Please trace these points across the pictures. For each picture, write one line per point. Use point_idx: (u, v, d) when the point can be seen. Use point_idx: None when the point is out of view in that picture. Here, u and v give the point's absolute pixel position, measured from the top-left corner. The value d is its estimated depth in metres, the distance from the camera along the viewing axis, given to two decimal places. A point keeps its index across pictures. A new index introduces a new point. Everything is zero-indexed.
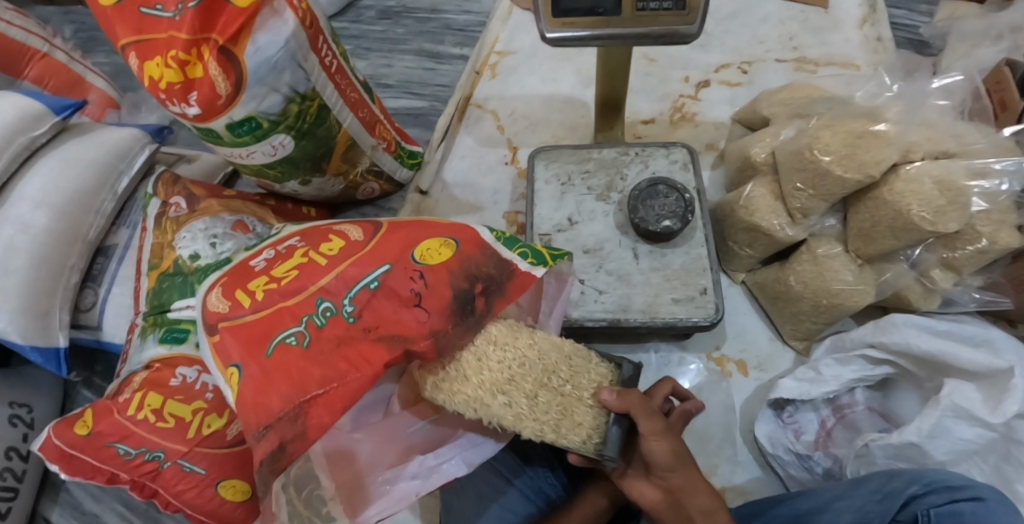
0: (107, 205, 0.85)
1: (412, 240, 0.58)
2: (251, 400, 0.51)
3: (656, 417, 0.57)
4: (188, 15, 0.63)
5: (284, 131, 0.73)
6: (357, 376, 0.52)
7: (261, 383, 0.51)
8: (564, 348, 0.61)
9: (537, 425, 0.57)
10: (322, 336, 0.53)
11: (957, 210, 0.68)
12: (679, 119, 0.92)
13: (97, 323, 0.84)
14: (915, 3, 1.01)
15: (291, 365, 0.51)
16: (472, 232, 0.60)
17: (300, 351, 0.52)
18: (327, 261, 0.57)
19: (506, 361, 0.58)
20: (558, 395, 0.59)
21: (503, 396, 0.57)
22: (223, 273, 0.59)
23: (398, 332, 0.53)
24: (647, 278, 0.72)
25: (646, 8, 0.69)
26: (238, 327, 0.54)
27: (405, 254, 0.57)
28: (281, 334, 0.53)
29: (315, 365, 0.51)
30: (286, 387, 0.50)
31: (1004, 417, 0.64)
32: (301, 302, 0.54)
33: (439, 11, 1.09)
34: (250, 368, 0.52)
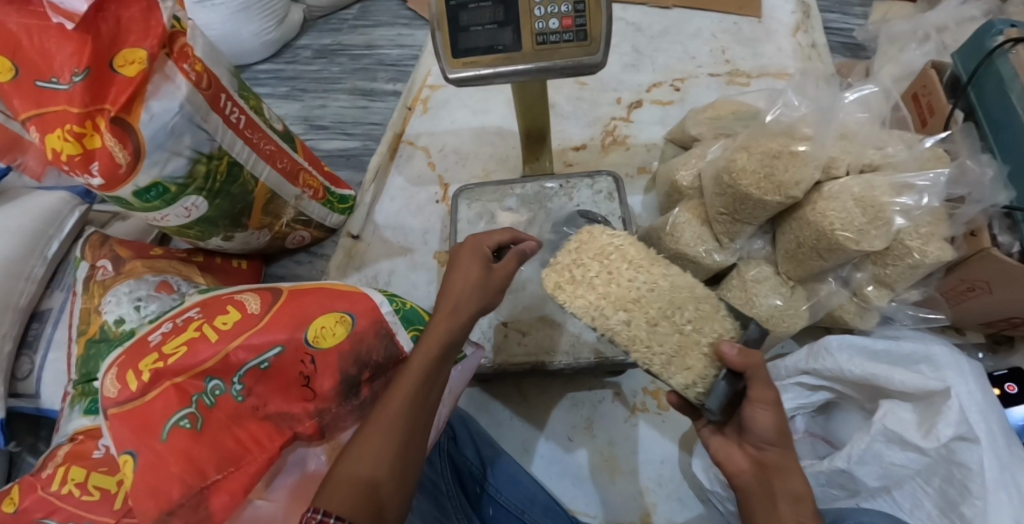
0: (38, 270, 0.83)
1: (301, 316, 0.59)
2: (145, 485, 0.53)
3: (772, 387, 0.51)
4: (78, 88, 0.61)
5: (195, 193, 0.73)
6: (251, 456, 0.56)
7: (156, 469, 0.53)
8: (698, 292, 0.58)
9: (647, 354, 0.55)
10: (212, 420, 0.55)
11: (879, 227, 0.65)
12: (610, 143, 0.91)
13: (35, 391, 0.81)
14: (848, 6, 1.01)
15: (184, 450, 0.53)
16: (370, 305, 0.62)
17: (191, 434, 0.54)
18: (218, 337, 0.57)
19: (637, 282, 0.57)
20: (677, 330, 0.55)
21: (623, 313, 0.55)
22: (121, 350, 0.58)
23: (288, 411, 0.58)
24: (569, 316, 0.72)
25: (545, 42, 0.67)
26: (130, 408, 0.55)
27: (293, 334, 0.58)
28: (172, 417, 0.54)
29: (208, 449, 0.54)
30: (183, 475, 0.53)
31: (936, 441, 0.62)
32: (191, 386, 0.55)
33: (373, 47, 1.08)
34: (144, 453, 0.53)
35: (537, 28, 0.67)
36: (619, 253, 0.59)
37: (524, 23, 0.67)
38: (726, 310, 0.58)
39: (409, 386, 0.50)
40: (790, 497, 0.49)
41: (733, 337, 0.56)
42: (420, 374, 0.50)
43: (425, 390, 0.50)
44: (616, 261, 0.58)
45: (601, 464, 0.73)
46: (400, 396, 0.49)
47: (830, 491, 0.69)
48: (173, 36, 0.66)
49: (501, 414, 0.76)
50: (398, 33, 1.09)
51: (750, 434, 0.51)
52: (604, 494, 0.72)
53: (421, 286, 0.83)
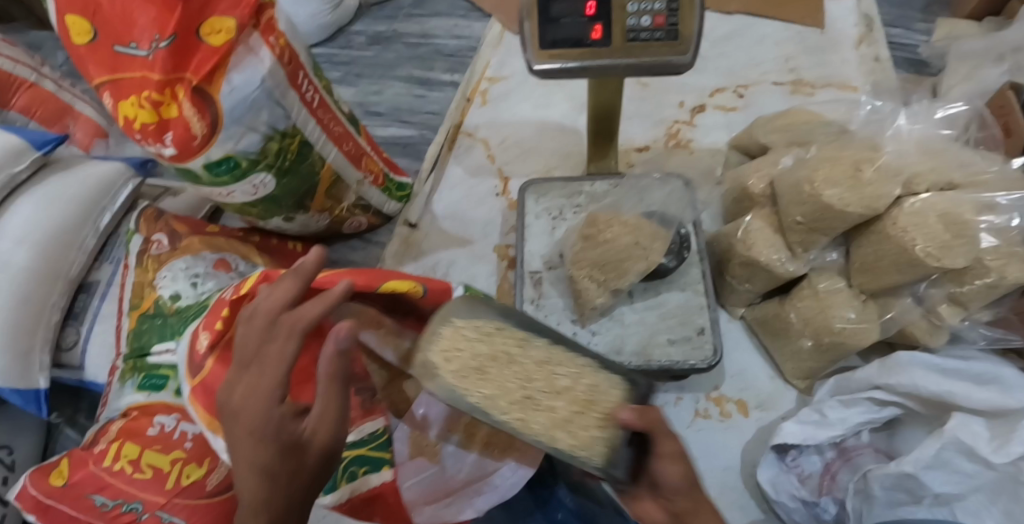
0: (89, 241, 0.82)
1: (379, 276, 0.56)
2: (207, 403, 0.54)
3: (680, 441, 0.48)
4: (160, 55, 0.60)
5: (265, 170, 0.71)
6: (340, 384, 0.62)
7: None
8: (585, 228, 0.71)
9: (610, 277, 0.68)
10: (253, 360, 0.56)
11: (965, 244, 0.65)
12: (674, 145, 0.90)
13: (80, 363, 0.80)
14: (912, 21, 0.98)
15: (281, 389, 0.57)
16: (443, 285, 0.60)
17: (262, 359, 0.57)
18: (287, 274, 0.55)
19: (577, 253, 0.71)
20: (607, 248, 0.69)
21: (588, 278, 0.69)
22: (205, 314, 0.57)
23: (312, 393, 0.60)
24: (640, 318, 0.71)
25: (636, 40, 0.67)
26: (219, 349, 0.54)
27: (371, 286, 0.55)
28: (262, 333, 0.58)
29: None
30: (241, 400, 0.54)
31: (1008, 458, 0.62)
32: None
33: (429, 36, 1.06)
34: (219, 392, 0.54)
35: (629, 24, 0.67)
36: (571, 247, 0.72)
37: (616, 20, 0.67)
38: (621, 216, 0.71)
39: (284, 349, 0.47)
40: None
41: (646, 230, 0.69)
42: (272, 378, 0.46)
43: (265, 387, 0.46)
44: (513, 338, 0.51)
45: None
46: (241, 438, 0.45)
47: (895, 496, 0.64)
48: (261, 8, 0.64)
49: None
50: (454, 24, 1.07)
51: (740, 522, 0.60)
52: None
53: (480, 278, 0.81)
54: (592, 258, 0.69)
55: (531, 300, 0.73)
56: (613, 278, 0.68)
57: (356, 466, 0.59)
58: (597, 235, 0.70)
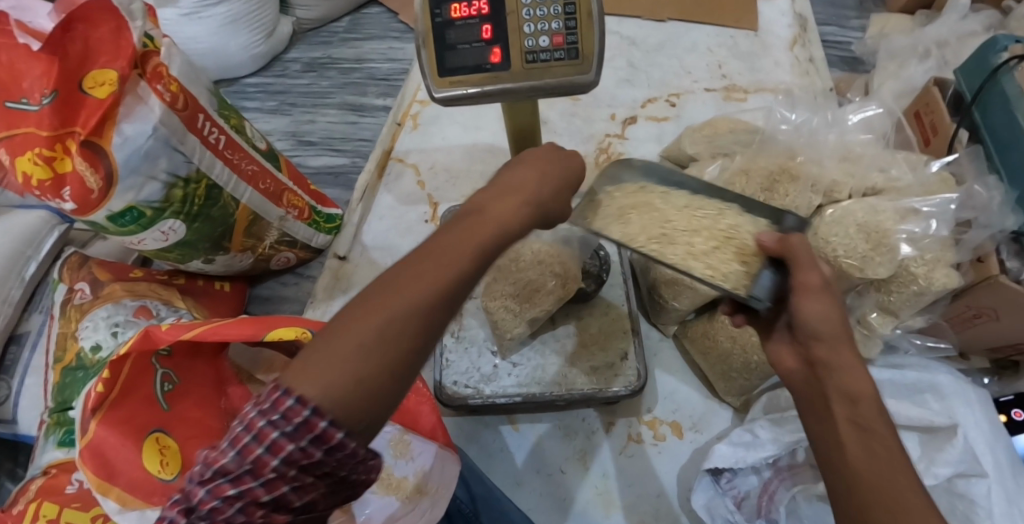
0: (15, 293, 0.81)
1: (267, 324, 0.56)
2: (96, 465, 0.52)
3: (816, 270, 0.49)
4: (45, 111, 0.58)
5: (172, 217, 0.70)
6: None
7: (143, 463, 0.53)
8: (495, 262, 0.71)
9: (525, 302, 0.67)
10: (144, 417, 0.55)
11: (884, 254, 0.63)
12: (605, 160, 0.88)
13: (12, 416, 0.80)
14: (846, 19, 0.96)
15: (173, 446, 0.56)
16: None
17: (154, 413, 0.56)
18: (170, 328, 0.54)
19: (490, 286, 0.69)
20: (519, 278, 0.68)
21: (503, 307, 0.67)
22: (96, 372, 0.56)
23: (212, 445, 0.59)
24: (561, 345, 0.69)
25: (536, 61, 0.65)
26: (104, 409, 0.52)
27: (257, 335, 0.55)
28: (154, 386, 0.56)
29: (128, 466, 0.52)
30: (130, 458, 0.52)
31: (936, 479, 0.60)
32: (154, 382, 0.56)
33: (362, 61, 1.05)
34: (108, 454, 0.52)
35: (526, 46, 0.65)
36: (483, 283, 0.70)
37: (513, 42, 0.65)
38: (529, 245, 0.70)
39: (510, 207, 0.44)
40: (841, 397, 0.46)
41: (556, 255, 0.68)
42: (476, 236, 0.42)
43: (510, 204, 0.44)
44: (655, 193, 0.58)
45: (597, 496, 0.70)
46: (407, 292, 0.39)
47: None
48: (147, 56, 0.63)
49: (491, 443, 0.73)
50: (387, 46, 1.06)
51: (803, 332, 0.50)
52: None
53: None
54: (505, 288, 0.68)
55: (451, 331, 0.71)
56: (527, 306, 0.66)
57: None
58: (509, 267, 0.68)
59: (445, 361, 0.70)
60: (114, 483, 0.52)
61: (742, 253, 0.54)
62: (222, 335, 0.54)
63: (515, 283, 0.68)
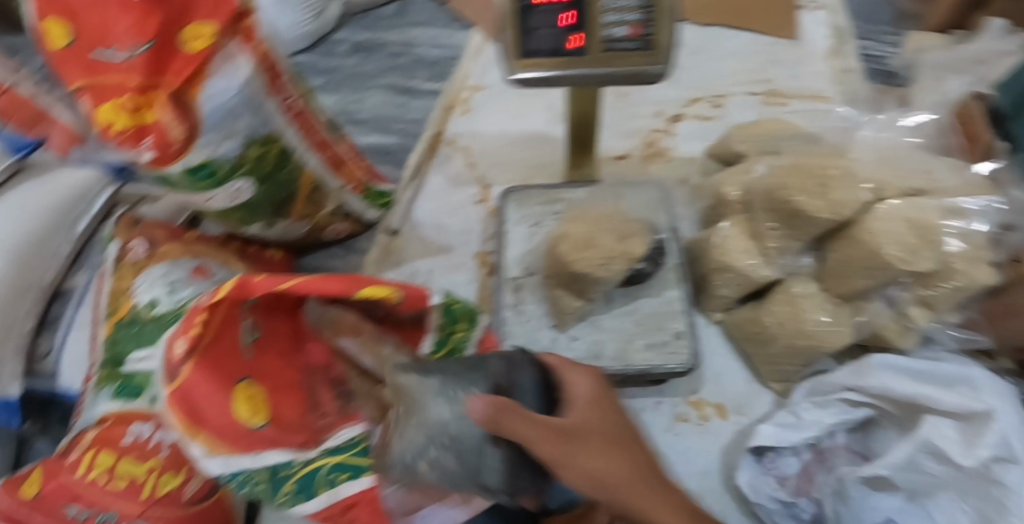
0: (64, 248, 0.82)
1: (356, 282, 0.59)
2: (186, 409, 0.53)
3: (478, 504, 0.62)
4: (139, 60, 0.60)
5: (244, 176, 0.71)
6: (315, 392, 0.64)
7: (233, 410, 0.54)
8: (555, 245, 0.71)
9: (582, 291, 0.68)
10: (230, 363, 0.56)
11: (931, 248, 0.66)
12: (652, 154, 0.91)
13: (54, 371, 0.79)
14: (881, 35, 1.02)
15: (260, 396, 0.57)
16: (418, 291, 0.62)
17: (241, 362, 0.57)
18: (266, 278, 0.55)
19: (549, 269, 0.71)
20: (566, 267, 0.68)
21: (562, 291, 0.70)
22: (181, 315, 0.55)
23: (288, 398, 0.61)
24: (619, 323, 0.72)
25: (612, 49, 0.68)
26: (198, 354, 0.53)
27: (349, 291, 0.57)
28: (242, 336, 0.58)
29: (218, 410, 0.53)
30: (221, 402, 0.54)
31: (976, 460, 0.63)
32: (242, 331, 0.57)
33: (411, 45, 1.07)
34: (199, 398, 0.53)
35: (604, 34, 0.68)
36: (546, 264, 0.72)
37: (593, 30, 0.68)
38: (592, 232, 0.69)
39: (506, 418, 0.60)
40: None
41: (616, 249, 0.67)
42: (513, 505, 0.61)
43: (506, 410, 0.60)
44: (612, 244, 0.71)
45: None
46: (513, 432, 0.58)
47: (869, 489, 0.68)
48: (241, 15, 0.64)
49: None
50: (436, 33, 1.08)
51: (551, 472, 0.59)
52: None
53: (460, 285, 0.82)
54: (560, 270, 0.69)
55: (511, 305, 0.74)
56: (587, 292, 0.69)
57: (337, 471, 0.56)
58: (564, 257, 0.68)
59: (506, 332, 0.72)
60: (201, 427, 0.53)
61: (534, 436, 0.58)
62: (316, 289, 0.56)
63: (586, 264, 0.66)
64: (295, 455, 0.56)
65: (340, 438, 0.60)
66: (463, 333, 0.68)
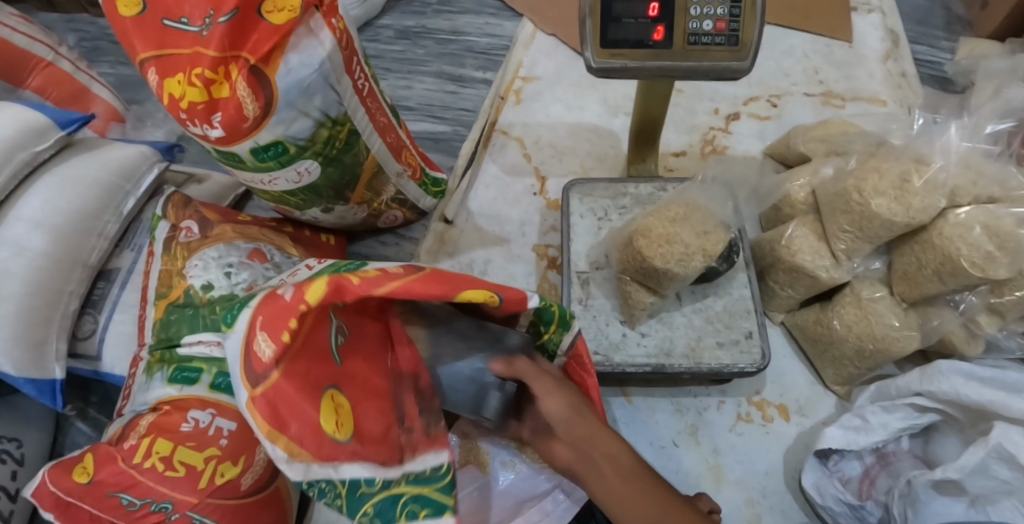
0: (111, 227, 0.78)
1: (455, 285, 0.54)
2: (269, 416, 0.49)
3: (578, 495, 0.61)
4: (217, 31, 0.57)
5: (311, 158, 0.69)
6: (402, 402, 0.58)
7: (318, 421, 0.50)
8: (626, 239, 0.69)
9: (657, 286, 0.67)
10: (317, 367, 0.52)
11: (1009, 255, 0.66)
12: (709, 151, 0.90)
13: (96, 353, 0.75)
14: (935, 40, 1.02)
15: (346, 406, 0.53)
16: (518, 292, 0.56)
17: (328, 365, 0.53)
18: (359, 281, 0.51)
19: (623, 263, 0.69)
20: (640, 262, 0.67)
21: (636, 286, 0.69)
22: (258, 308, 0.51)
23: (375, 404, 0.56)
24: (689, 320, 0.71)
25: (697, 43, 0.67)
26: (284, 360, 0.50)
27: (447, 296, 0.53)
28: (330, 339, 0.54)
29: (299, 418, 0.50)
30: (304, 409, 0.50)
31: None
32: (330, 333, 0.54)
33: (460, 33, 1.05)
34: (283, 405, 0.50)
35: (690, 27, 0.66)
36: (619, 257, 0.70)
37: (678, 22, 0.66)
38: (672, 228, 0.67)
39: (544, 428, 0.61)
40: None
41: (698, 246, 0.66)
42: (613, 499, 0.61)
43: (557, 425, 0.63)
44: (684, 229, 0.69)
45: (709, 471, 0.72)
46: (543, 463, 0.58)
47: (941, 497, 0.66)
48: None
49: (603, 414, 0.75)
50: (485, 21, 1.06)
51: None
52: None
53: (520, 277, 0.80)
54: (635, 264, 0.67)
55: (578, 299, 0.72)
56: (662, 287, 0.67)
57: (417, 506, 0.54)
58: (640, 251, 0.66)
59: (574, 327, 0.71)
60: (283, 432, 0.49)
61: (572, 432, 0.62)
62: (412, 292, 0.52)
63: (665, 259, 0.65)
64: (377, 474, 0.53)
65: (424, 463, 0.56)
66: (556, 338, 0.61)
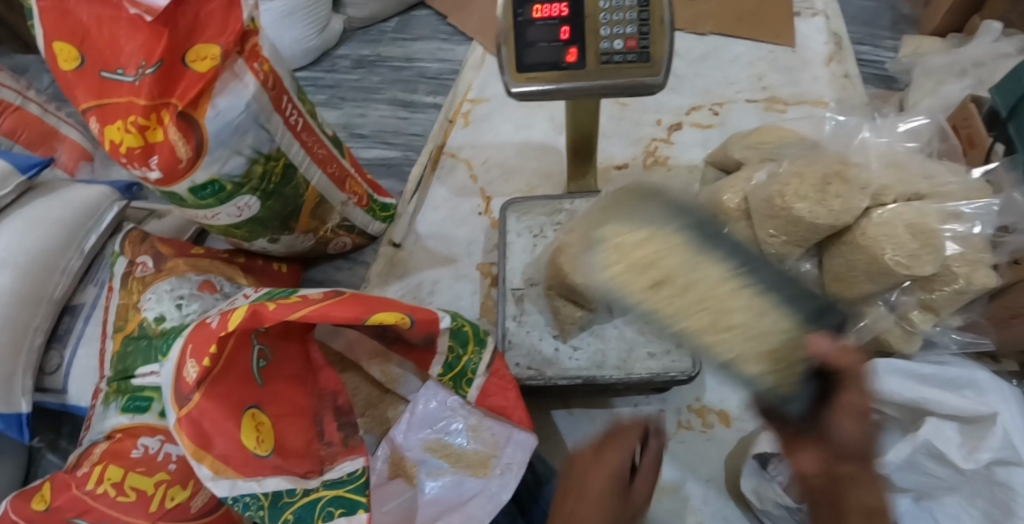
0: (74, 264, 0.82)
1: (368, 308, 0.57)
2: (194, 434, 0.53)
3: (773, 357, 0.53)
4: (146, 81, 0.60)
5: (249, 193, 0.72)
6: (323, 418, 0.63)
7: (239, 438, 0.54)
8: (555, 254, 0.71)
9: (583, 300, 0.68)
10: (241, 388, 0.57)
11: (932, 253, 0.67)
12: (652, 163, 0.92)
13: (62, 387, 0.79)
14: (879, 39, 1.03)
15: (267, 423, 0.57)
16: (429, 316, 0.59)
17: (252, 387, 0.58)
18: (275, 306, 0.55)
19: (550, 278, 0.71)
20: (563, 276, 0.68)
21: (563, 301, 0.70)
22: (189, 338, 0.57)
23: (294, 421, 0.60)
24: (621, 331, 0.72)
25: (610, 61, 0.68)
26: (207, 382, 0.54)
27: (359, 318, 0.56)
28: (254, 362, 0.58)
29: (221, 435, 0.54)
30: (225, 427, 0.54)
31: (977, 463, 0.64)
32: (252, 357, 0.58)
33: (412, 59, 1.08)
34: (207, 423, 0.54)
35: (602, 47, 0.68)
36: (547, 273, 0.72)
37: (590, 43, 0.68)
38: None
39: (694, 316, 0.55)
40: None
41: None
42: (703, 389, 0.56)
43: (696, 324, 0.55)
44: None
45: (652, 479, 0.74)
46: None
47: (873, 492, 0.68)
48: (246, 35, 0.66)
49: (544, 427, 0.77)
50: (437, 47, 1.10)
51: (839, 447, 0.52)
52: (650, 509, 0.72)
53: (464, 296, 0.83)
54: (558, 279, 0.69)
55: (513, 316, 0.74)
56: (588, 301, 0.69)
57: (334, 506, 0.56)
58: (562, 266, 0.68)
59: (509, 343, 0.73)
60: (208, 451, 0.54)
61: (775, 358, 0.53)
62: (325, 315, 0.55)
63: None
64: (296, 485, 0.56)
65: (342, 469, 0.59)
66: (474, 356, 0.63)
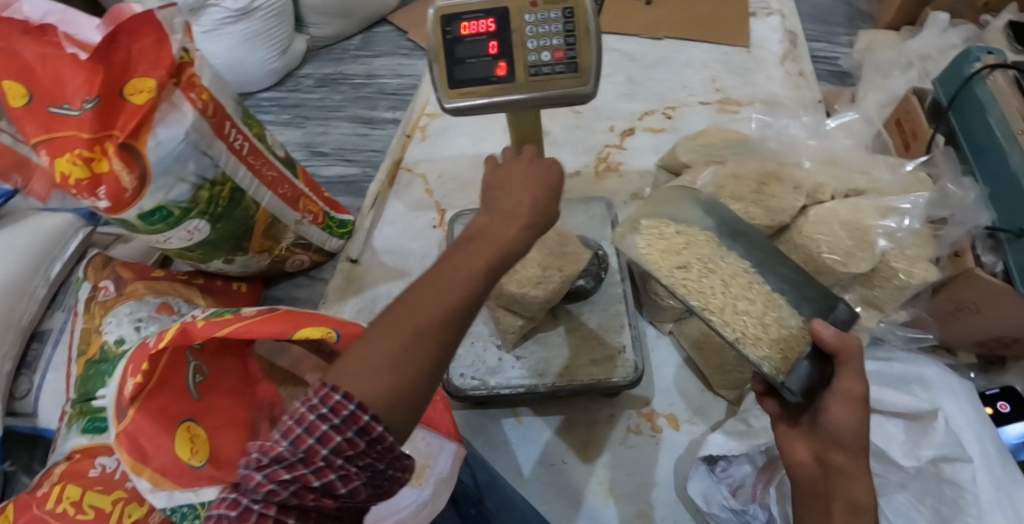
0: (41, 290, 0.85)
1: (296, 324, 0.59)
2: (131, 449, 0.55)
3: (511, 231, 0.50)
4: (89, 116, 0.62)
5: (198, 217, 0.74)
6: (259, 427, 0.65)
7: (173, 450, 0.56)
8: None
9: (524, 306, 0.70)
10: (177, 402, 0.59)
11: (866, 249, 0.66)
12: (604, 169, 0.93)
13: (32, 410, 0.82)
14: (834, 36, 1.04)
15: (202, 435, 0.60)
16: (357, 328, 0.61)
17: (189, 401, 0.60)
18: (204, 324, 0.58)
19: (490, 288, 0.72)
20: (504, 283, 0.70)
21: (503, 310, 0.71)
22: (127, 359, 0.59)
23: (230, 432, 0.62)
24: (564, 338, 0.73)
25: (539, 73, 0.65)
26: (141, 398, 0.56)
27: (285, 333, 0.58)
28: (188, 377, 0.61)
29: (156, 447, 0.56)
30: (159, 440, 0.56)
31: (917, 460, 0.64)
32: (188, 372, 0.61)
33: (373, 76, 1.11)
34: (142, 437, 0.56)
35: (530, 59, 0.65)
36: None
37: (518, 55, 0.65)
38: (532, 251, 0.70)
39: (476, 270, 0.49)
40: None
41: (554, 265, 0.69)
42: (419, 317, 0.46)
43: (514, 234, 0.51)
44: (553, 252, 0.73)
45: (603, 483, 0.74)
46: (382, 336, 0.45)
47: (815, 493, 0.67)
48: (181, 67, 0.68)
49: (496, 435, 0.78)
50: (398, 63, 1.12)
51: (825, 435, 0.55)
52: (599, 513, 0.72)
53: None
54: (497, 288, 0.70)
55: None
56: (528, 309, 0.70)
57: None
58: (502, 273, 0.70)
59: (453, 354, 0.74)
60: (146, 464, 0.55)
61: (778, 345, 0.55)
62: (252, 332, 0.57)
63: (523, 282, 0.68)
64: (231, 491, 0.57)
65: None
66: None
